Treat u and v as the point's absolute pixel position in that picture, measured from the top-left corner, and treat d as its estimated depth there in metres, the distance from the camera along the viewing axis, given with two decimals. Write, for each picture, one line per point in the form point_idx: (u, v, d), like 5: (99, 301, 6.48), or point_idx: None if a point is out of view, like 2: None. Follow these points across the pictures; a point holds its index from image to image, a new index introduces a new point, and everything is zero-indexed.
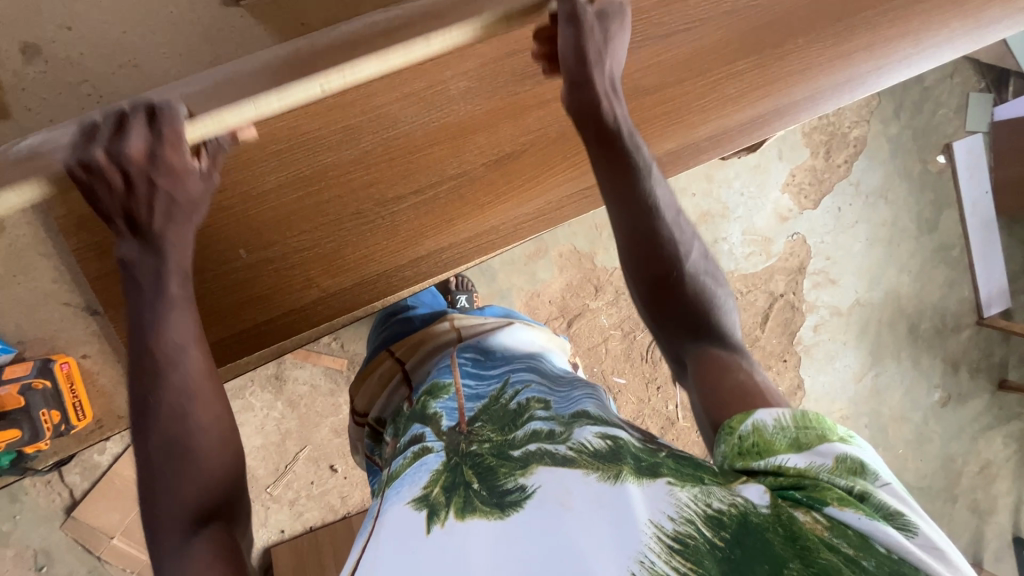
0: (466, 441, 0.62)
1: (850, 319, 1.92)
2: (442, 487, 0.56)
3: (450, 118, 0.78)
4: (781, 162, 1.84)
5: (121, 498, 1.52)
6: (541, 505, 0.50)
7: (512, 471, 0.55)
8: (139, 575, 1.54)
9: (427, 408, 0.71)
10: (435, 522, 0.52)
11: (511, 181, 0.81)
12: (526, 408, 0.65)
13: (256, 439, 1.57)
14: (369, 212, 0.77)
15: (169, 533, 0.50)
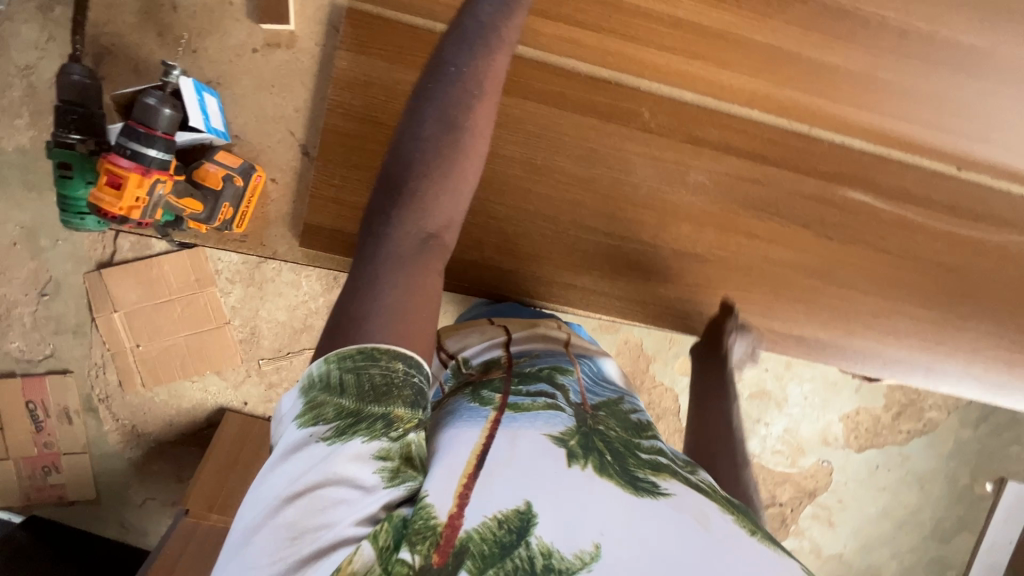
0: (594, 419, 0.65)
1: (822, 564, 1.90)
2: (579, 441, 0.60)
3: (673, 198, 0.83)
4: (855, 395, 1.82)
5: (144, 284, 1.53)
6: (677, 507, 0.56)
7: (642, 467, 0.60)
8: (111, 356, 1.57)
9: (555, 376, 0.70)
10: (576, 461, 0.57)
11: (681, 276, 0.86)
12: (647, 427, 0.69)
13: (283, 314, 1.61)
14: (563, 226, 0.82)
15: (409, 239, 0.60)
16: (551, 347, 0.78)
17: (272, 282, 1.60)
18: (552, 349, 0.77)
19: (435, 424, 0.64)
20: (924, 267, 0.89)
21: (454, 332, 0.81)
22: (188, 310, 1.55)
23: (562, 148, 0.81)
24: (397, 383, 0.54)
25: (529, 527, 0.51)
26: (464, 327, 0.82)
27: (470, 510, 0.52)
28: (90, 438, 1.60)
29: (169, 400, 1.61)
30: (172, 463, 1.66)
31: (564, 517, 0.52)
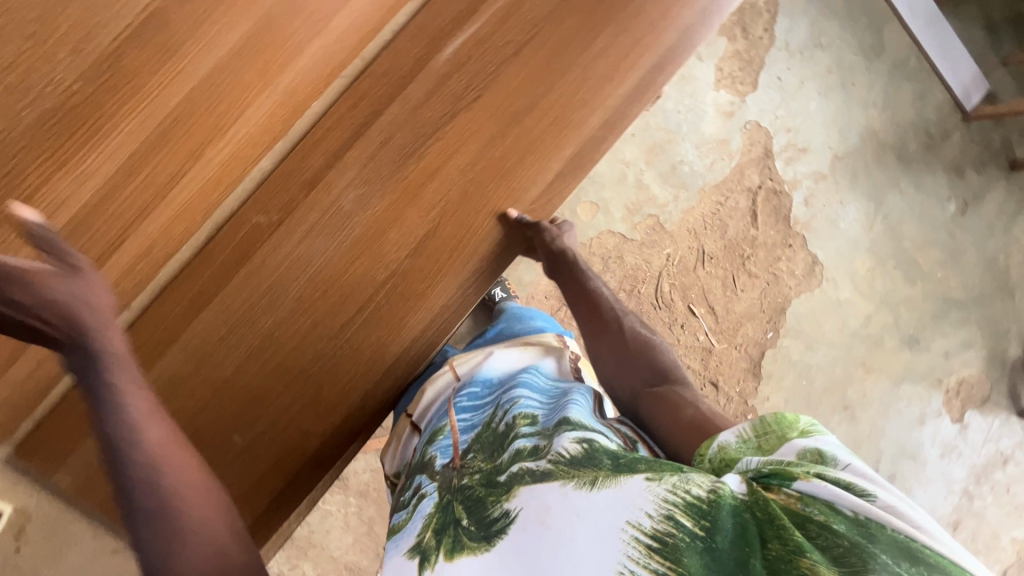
0: (457, 476, 0.71)
1: (836, 176, 1.88)
2: (434, 532, 0.64)
3: (353, 232, 0.78)
4: (704, 62, 1.76)
5: None
6: (523, 527, 0.57)
7: (495, 501, 0.63)
8: None
9: (426, 455, 0.81)
10: (427, 566, 0.61)
11: (439, 253, 0.81)
12: (512, 427, 0.72)
13: (348, 538, 1.64)
14: (328, 347, 0.78)
15: None
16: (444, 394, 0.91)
17: (313, 533, 1.63)
18: (443, 404, 0.89)
19: None
20: (562, 12, 0.82)
21: (389, 450, 1.01)
22: None
23: (243, 314, 0.76)
24: None
25: None
26: (398, 447, 0.96)
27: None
28: None
29: None
30: None
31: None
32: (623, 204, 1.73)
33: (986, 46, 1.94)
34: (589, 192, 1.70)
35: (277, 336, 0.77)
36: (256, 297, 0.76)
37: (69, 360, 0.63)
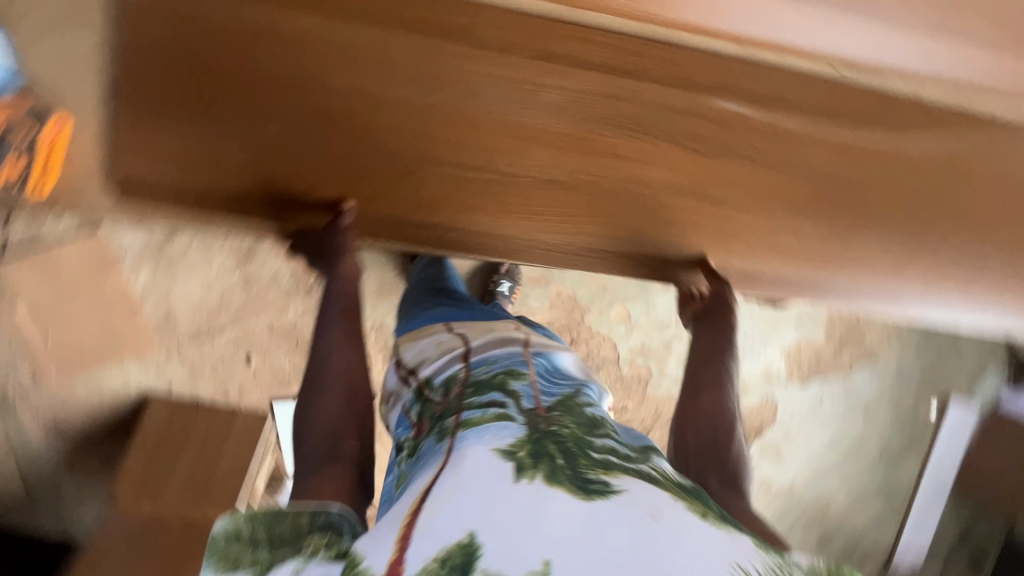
0: (546, 421, 0.67)
1: (773, 498, 1.91)
2: (527, 452, 0.61)
3: (524, 127, 1.13)
4: (795, 327, 1.81)
5: (43, 269, 1.45)
6: (629, 508, 0.56)
7: (592, 467, 0.61)
8: (19, 351, 1.50)
9: (504, 382, 0.75)
10: (522, 476, 0.58)
11: (555, 210, 1.20)
12: (601, 423, 0.71)
13: (198, 293, 1.55)
14: (453, 178, 1.15)
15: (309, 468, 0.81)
16: (509, 349, 0.84)
17: (183, 259, 1.52)
18: (509, 350, 0.84)
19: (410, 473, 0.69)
20: None
21: (412, 345, 0.93)
22: (96, 294, 1.49)
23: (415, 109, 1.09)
24: (303, 529, 0.68)
25: (473, 560, 0.52)
26: (433, 351, 0.88)
27: (413, 555, 0.54)
28: (8, 436, 1.55)
29: (89, 390, 1.56)
30: (100, 455, 1.62)
31: (510, 534, 0.53)
32: (642, 340, 1.75)
33: (955, 549, 1.95)
34: (634, 304, 1.71)
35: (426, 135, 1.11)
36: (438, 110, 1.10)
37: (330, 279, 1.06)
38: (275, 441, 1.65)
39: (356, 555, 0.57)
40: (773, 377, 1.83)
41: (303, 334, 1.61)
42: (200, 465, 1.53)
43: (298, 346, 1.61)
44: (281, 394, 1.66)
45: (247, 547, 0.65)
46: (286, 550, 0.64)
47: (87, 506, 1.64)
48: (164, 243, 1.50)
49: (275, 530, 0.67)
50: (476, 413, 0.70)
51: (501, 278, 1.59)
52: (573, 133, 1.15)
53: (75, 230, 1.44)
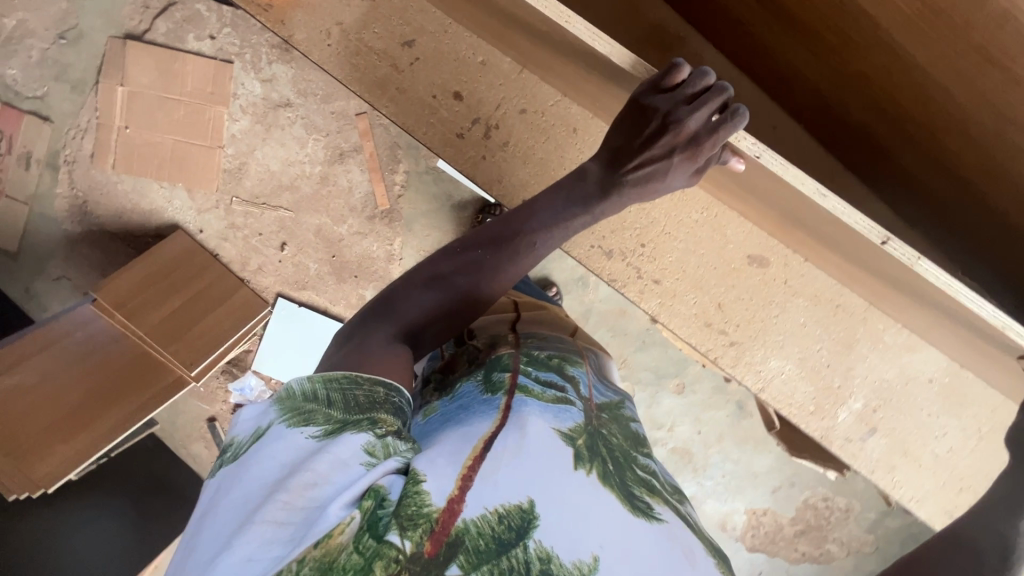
0: (598, 422, 0.67)
1: None
2: (583, 444, 0.61)
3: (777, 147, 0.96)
4: (770, 494, 1.76)
5: (163, 71, 1.49)
6: (668, 534, 0.56)
7: (637, 485, 0.61)
8: (96, 125, 1.52)
9: (562, 365, 0.75)
10: (580, 466, 0.57)
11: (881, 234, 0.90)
12: (642, 445, 0.71)
13: (277, 165, 1.57)
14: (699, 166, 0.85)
15: (387, 326, 0.67)
16: (557, 334, 0.87)
17: (284, 129, 1.56)
18: (558, 336, 0.86)
19: (448, 409, 0.67)
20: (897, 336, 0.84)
21: None
22: (191, 116, 1.52)
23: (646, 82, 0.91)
24: (377, 400, 0.55)
25: (529, 528, 0.48)
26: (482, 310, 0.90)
27: (471, 497, 0.49)
28: (37, 191, 1.55)
29: (131, 193, 1.57)
30: (100, 253, 1.60)
31: (567, 518, 0.50)
32: None
33: None
34: (641, 390, 1.70)
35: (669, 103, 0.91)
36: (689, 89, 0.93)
37: (614, 139, 0.69)
38: (259, 331, 1.63)
39: (413, 469, 0.51)
40: (723, 522, 1.79)
41: (342, 251, 1.60)
42: (184, 313, 1.51)
43: (331, 259, 1.61)
44: (291, 292, 1.64)
45: (322, 406, 0.53)
46: (363, 420, 0.52)
47: (59, 292, 1.60)
48: (276, 106, 1.54)
49: (352, 399, 0.54)
50: (533, 384, 0.68)
51: None
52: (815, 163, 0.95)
53: (212, 54, 1.50)
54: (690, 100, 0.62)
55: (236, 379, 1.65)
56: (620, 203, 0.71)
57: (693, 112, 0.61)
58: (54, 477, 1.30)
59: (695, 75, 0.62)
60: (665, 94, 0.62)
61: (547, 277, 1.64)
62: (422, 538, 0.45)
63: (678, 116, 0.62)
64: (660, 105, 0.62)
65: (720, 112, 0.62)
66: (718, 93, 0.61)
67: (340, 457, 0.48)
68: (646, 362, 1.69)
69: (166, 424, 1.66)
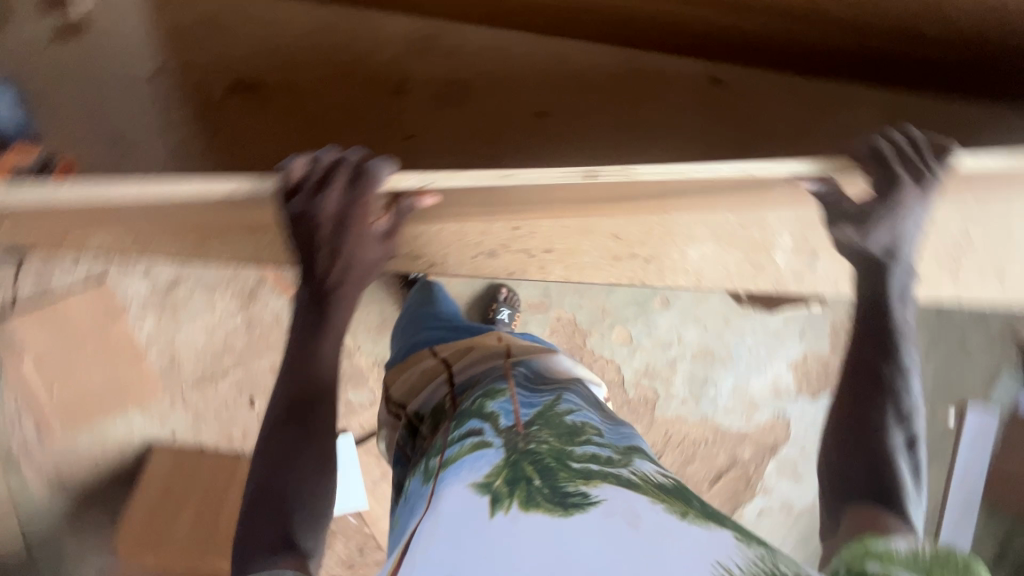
0: (524, 440, 0.63)
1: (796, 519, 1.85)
2: (503, 479, 0.57)
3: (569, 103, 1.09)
4: (800, 340, 1.77)
5: (52, 323, 1.48)
6: (606, 519, 0.51)
7: (572, 478, 0.56)
8: (25, 405, 1.50)
9: (482, 406, 0.73)
10: (498, 507, 0.54)
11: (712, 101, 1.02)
12: (583, 429, 0.66)
13: (202, 338, 1.56)
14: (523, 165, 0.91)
15: (259, 545, 0.66)
16: (493, 362, 0.86)
17: (188, 304, 1.55)
18: (493, 366, 0.84)
19: (402, 520, 0.68)
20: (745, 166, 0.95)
21: (400, 378, 0.97)
22: (101, 345, 1.51)
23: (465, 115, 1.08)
24: None
25: None
26: (420, 382, 0.91)
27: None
28: (11, 492, 1.53)
29: (93, 442, 1.56)
30: (103, 509, 1.59)
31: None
32: (646, 360, 1.74)
33: None
34: (634, 325, 1.71)
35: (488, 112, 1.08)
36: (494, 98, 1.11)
37: (305, 252, 0.76)
38: None
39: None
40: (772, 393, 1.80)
41: None
42: (205, 514, 1.51)
43: None
44: None
45: None
46: None
47: (89, 564, 1.59)
48: (168, 289, 1.54)
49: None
50: (455, 447, 0.67)
51: (502, 304, 1.61)
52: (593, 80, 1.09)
53: (83, 281, 1.49)
54: (319, 191, 0.69)
55: None
56: (350, 295, 0.81)
57: (326, 202, 0.70)
58: None
59: (305, 169, 0.69)
60: (301, 198, 0.70)
61: (493, 282, 1.64)
62: None
63: (317, 208, 0.70)
64: (303, 209, 0.70)
65: (352, 182, 0.69)
66: (342, 167, 0.69)
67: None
68: (623, 299, 1.69)
69: None
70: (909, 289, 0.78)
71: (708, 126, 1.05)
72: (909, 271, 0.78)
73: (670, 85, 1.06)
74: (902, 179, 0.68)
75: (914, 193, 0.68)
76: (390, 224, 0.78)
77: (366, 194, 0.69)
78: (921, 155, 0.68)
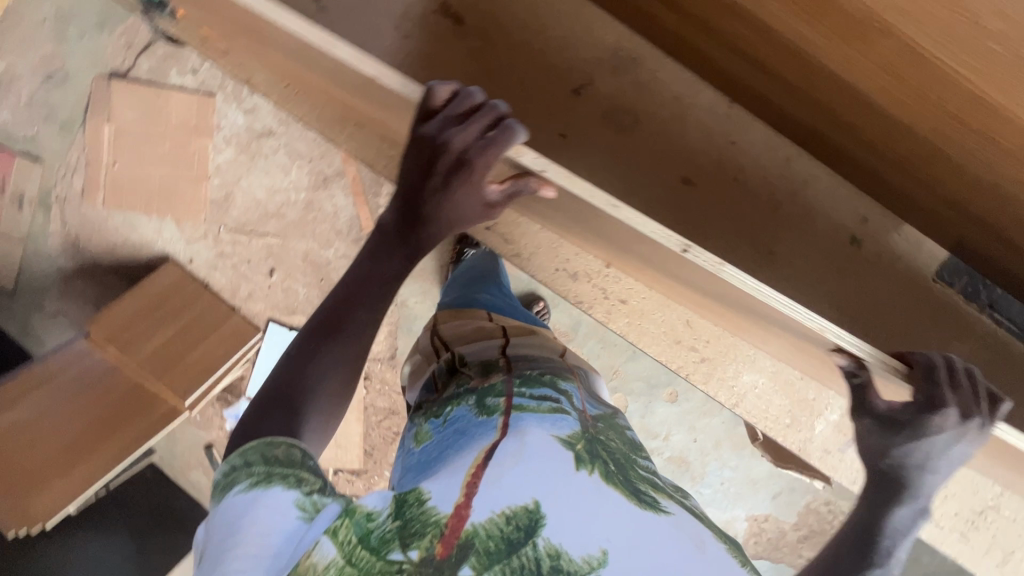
0: (596, 428, 0.71)
1: None
2: (584, 447, 0.64)
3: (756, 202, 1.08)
4: (770, 501, 1.74)
5: (150, 108, 1.53)
6: (676, 525, 0.59)
7: (642, 481, 0.65)
8: (85, 163, 1.55)
9: (556, 381, 0.78)
10: (582, 466, 0.61)
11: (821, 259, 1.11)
12: (639, 448, 0.76)
13: (263, 193, 1.59)
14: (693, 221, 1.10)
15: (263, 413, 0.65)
16: (546, 354, 0.92)
17: (268, 157, 1.58)
18: (548, 355, 0.90)
19: (447, 438, 0.72)
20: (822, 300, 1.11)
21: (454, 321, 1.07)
22: (177, 150, 1.55)
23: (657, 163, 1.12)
24: (296, 461, 0.60)
25: (536, 527, 0.54)
26: (474, 336, 0.97)
27: (478, 503, 0.55)
28: (30, 230, 1.58)
29: (121, 226, 1.59)
30: (95, 287, 1.62)
31: (574, 520, 0.55)
32: None
33: None
34: (633, 400, 1.70)
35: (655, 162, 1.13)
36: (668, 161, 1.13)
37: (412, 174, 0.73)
38: (252, 358, 1.65)
39: (418, 492, 0.59)
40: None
41: (330, 274, 1.61)
42: (177, 344, 1.53)
43: (320, 282, 1.62)
44: (282, 316, 1.65)
45: (244, 467, 0.60)
46: (291, 476, 0.58)
47: (53, 326, 1.63)
48: (259, 136, 1.57)
49: (274, 454, 0.60)
50: (529, 402, 0.71)
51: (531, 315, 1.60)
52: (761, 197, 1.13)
53: (195, 88, 1.53)
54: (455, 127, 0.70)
55: (231, 406, 1.66)
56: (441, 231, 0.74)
57: (458, 140, 0.69)
58: (51, 513, 1.32)
59: (455, 96, 0.72)
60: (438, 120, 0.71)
61: (534, 292, 1.64)
62: (432, 542, 0.53)
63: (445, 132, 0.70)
64: (429, 128, 0.71)
65: (487, 127, 0.70)
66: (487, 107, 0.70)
67: (268, 509, 0.55)
68: (638, 372, 1.68)
69: (164, 453, 1.67)
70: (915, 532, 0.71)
71: None
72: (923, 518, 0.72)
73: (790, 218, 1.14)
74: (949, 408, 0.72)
75: (952, 422, 0.71)
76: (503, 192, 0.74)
77: (496, 143, 0.68)
78: (964, 386, 0.74)
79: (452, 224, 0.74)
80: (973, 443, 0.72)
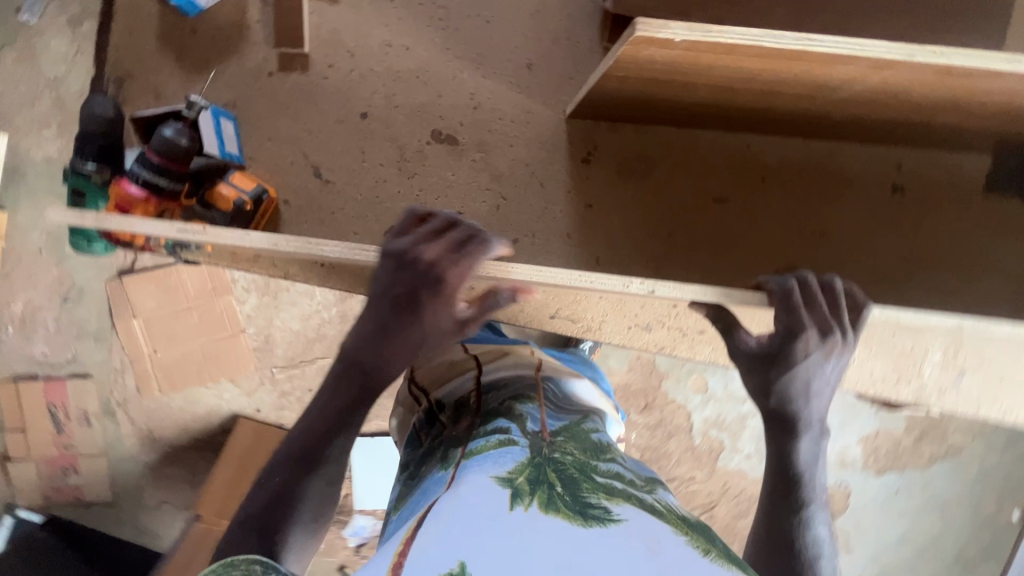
0: (548, 443, 0.49)
1: None
2: (527, 477, 0.43)
3: (785, 193, 0.84)
4: None
5: (166, 288, 1.50)
6: (633, 538, 0.38)
7: (596, 490, 0.43)
8: (129, 361, 1.52)
9: (511, 405, 0.55)
10: (516, 502, 0.41)
11: (892, 220, 0.85)
12: (608, 449, 0.52)
13: (297, 325, 1.54)
14: (734, 237, 0.83)
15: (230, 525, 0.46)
16: (519, 375, 0.63)
17: (289, 290, 1.54)
18: (520, 376, 0.63)
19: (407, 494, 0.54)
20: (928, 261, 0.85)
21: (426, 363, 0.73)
22: (207, 316, 1.52)
23: (646, 217, 0.82)
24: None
25: None
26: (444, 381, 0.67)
27: None
28: (107, 440, 1.56)
29: (184, 405, 1.56)
30: (184, 471, 1.62)
31: None
32: None
33: None
34: None
35: (648, 223, 0.82)
36: (660, 205, 0.82)
37: (371, 295, 0.51)
38: None
39: None
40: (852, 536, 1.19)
41: None
42: None
43: None
44: None
45: None
46: None
47: (163, 521, 1.62)
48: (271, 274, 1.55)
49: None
50: (479, 440, 0.51)
51: None
52: (787, 179, 0.84)
53: None
54: (415, 242, 0.50)
55: None
56: (401, 369, 0.51)
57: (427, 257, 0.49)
58: None
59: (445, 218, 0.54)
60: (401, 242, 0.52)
61: None
62: None
63: (415, 255, 0.50)
64: (393, 248, 0.51)
65: (456, 244, 0.49)
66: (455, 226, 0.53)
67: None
68: None
69: None
70: (820, 459, 0.48)
71: (873, 252, 0.85)
72: (825, 431, 0.50)
73: (857, 192, 0.85)
74: (807, 331, 0.49)
75: (819, 345, 0.47)
76: (472, 317, 0.51)
77: (466, 267, 0.49)
78: (836, 303, 0.49)
79: (411, 359, 0.51)
80: (842, 359, 0.49)
